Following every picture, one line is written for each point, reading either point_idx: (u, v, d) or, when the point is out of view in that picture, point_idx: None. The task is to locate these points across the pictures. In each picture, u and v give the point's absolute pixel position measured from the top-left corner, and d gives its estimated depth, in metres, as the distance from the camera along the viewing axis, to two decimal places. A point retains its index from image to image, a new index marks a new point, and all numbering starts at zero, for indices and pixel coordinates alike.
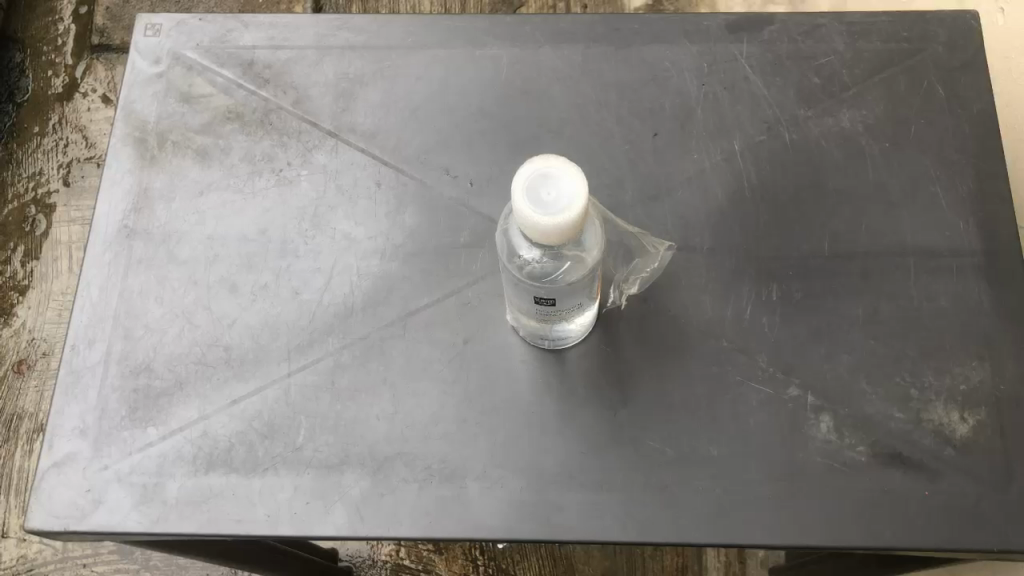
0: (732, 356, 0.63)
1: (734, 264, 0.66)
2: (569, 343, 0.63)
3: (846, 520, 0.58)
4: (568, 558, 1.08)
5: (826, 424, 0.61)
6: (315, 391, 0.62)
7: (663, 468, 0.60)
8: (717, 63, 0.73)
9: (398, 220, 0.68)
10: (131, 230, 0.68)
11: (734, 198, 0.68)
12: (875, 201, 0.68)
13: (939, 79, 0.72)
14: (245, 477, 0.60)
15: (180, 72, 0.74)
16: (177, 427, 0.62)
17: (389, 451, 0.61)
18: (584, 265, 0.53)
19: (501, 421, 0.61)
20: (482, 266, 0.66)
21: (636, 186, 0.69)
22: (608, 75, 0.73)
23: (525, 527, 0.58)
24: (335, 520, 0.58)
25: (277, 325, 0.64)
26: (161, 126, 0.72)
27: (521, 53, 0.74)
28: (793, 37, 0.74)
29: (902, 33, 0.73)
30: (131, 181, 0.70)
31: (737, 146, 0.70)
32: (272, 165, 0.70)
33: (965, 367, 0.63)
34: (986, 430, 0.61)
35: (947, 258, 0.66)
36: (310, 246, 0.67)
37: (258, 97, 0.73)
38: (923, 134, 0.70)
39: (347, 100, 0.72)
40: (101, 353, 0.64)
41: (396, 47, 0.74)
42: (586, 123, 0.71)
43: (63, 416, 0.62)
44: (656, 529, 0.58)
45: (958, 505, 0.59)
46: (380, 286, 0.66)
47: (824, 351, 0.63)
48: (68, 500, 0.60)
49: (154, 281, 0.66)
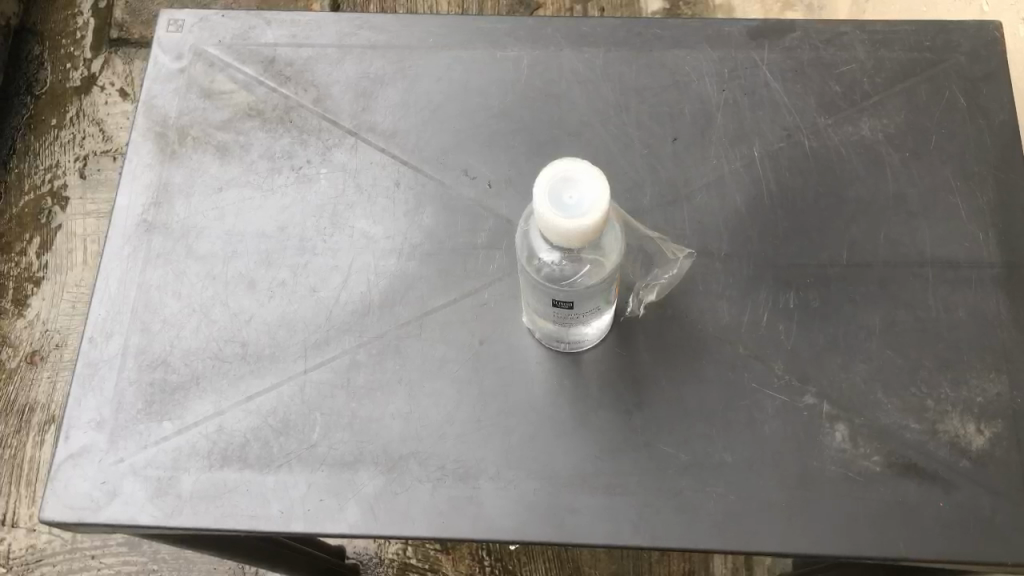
0: (748, 363, 0.63)
1: (752, 271, 0.66)
2: (585, 347, 0.63)
3: (858, 529, 0.58)
4: (575, 560, 1.07)
5: (841, 433, 0.61)
6: (330, 389, 0.63)
7: (678, 473, 0.60)
8: (738, 69, 0.73)
9: (416, 220, 0.68)
10: (149, 224, 0.69)
11: (752, 205, 0.68)
12: (894, 211, 0.68)
13: (961, 89, 0.71)
14: (259, 473, 0.60)
15: (202, 67, 0.74)
16: (193, 421, 0.62)
17: (403, 450, 0.61)
18: (603, 269, 0.53)
19: (515, 422, 0.62)
20: (499, 266, 0.66)
21: (654, 191, 0.69)
22: (628, 78, 0.73)
23: (537, 528, 0.58)
24: (348, 517, 0.59)
25: (294, 322, 0.65)
26: (182, 121, 0.72)
27: (542, 55, 0.74)
28: (815, 46, 0.73)
29: (925, 42, 0.73)
30: (151, 176, 0.70)
31: (757, 152, 0.70)
32: (292, 162, 0.70)
33: (981, 379, 0.62)
34: (1002, 441, 0.61)
35: (966, 269, 0.66)
36: (329, 244, 0.67)
37: (279, 95, 0.73)
38: (945, 143, 0.70)
39: (367, 99, 0.72)
40: (119, 345, 0.65)
41: (417, 48, 0.74)
42: (606, 127, 0.71)
43: (80, 407, 0.63)
44: (668, 535, 0.58)
45: (971, 517, 0.58)
46: (397, 285, 0.66)
47: (841, 360, 0.63)
48: (83, 492, 0.60)
49: (173, 276, 0.67)
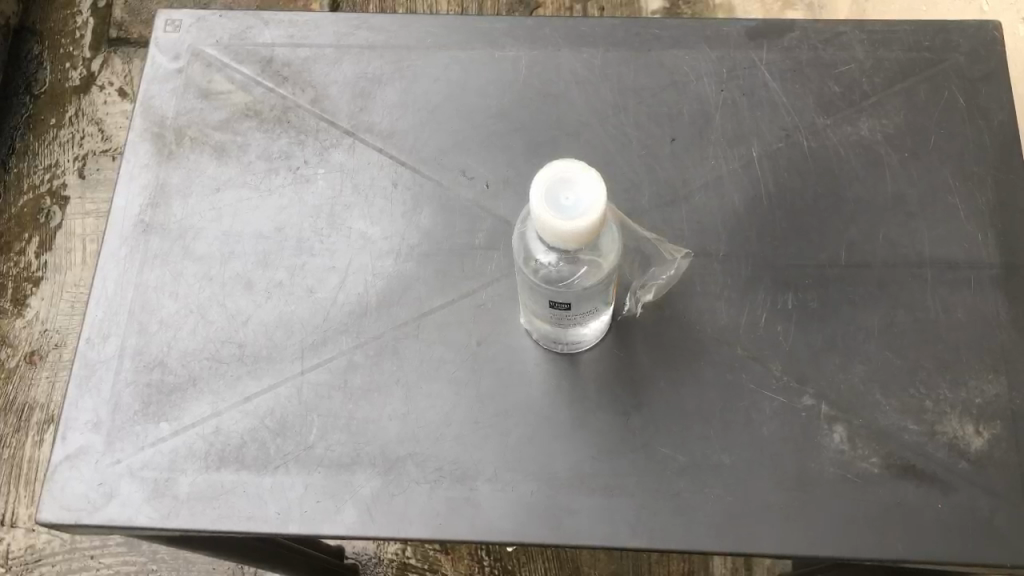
0: (747, 364, 0.63)
1: (750, 271, 0.66)
2: (582, 348, 0.63)
3: (856, 530, 0.58)
4: (574, 560, 1.07)
5: (840, 435, 0.61)
6: (327, 390, 0.62)
7: (676, 474, 0.60)
8: (736, 69, 0.72)
9: (414, 220, 0.68)
10: (147, 225, 0.68)
11: (751, 206, 0.68)
12: (893, 211, 0.67)
13: (961, 89, 0.71)
14: (256, 475, 0.60)
15: (200, 67, 0.74)
16: (190, 423, 0.62)
17: (401, 451, 0.61)
18: (600, 270, 0.53)
19: (513, 423, 0.61)
20: (497, 267, 0.66)
21: (653, 191, 0.68)
22: (627, 78, 0.73)
23: (535, 530, 0.58)
24: (345, 519, 0.59)
25: (291, 323, 0.65)
26: (179, 121, 0.72)
27: (540, 55, 0.73)
28: (814, 46, 0.73)
29: (924, 42, 0.73)
30: (148, 176, 0.70)
31: (756, 152, 0.70)
32: (289, 162, 0.70)
33: (980, 380, 0.62)
34: (1001, 443, 0.60)
35: (965, 269, 0.66)
36: (326, 245, 0.67)
37: (277, 95, 0.73)
38: (944, 143, 0.69)
39: (365, 99, 0.72)
40: (116, 346, 0.64)
41: (415, 48, 0.74)
42: (604, 127, 0.71)
43: (77, 408, 0.63)
44: (666, 537, 0.58)
45: (970, 518, 0.58)
46: (394, 286, 0.66)
47: (839, 360, 0.63)
48: (80, 493, 0.60)
49: (170, 277, 0.67)
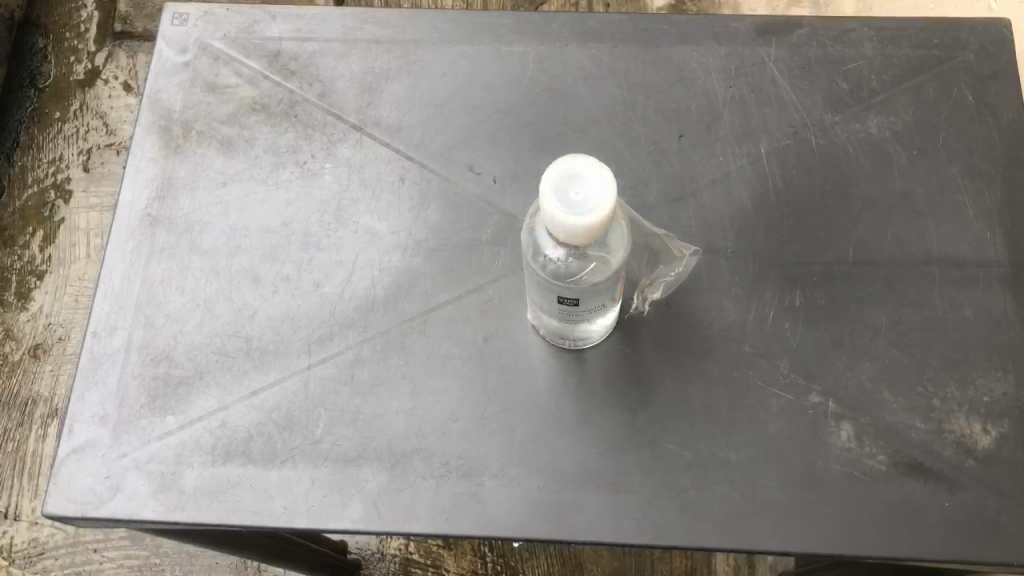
0: (753, 361, 0.63)
1: (757, 269, 0.66)
2: (589, 344, 0.63)
3: (862, 528, 0.58)
4: (577, 557, 1.07)
5: (846, 433, 0.61)
6: (334, 384, 0.62)
7: (682, 471, 0.60)
8: (744, 66, 0.72)
9: (421, 216, 0.68)
10: (153, 219, 0.68)
11: (758, 203, 0.68)
12: (901, 209, 0.67)
13: (969, 87, 0.71)
14: (262, 469, 0.60)
15: (207, 61, 0.74)
16: (196, 417, 0.62)
17: (407, 446, 0.61)
18: (609, 266, 0.52)
19: (519, 419, 0.61)
20: (504, 263, 0.66)
21: (660, 188, 0.68)
22: (635, 74, 0.72)
23: (540, 526, 0.58)
24: (352, 513, 0.59)
25: (298, 317, 0.65)
26: (186, 115, 0.72)
27: (548, 51, 0.73)
28: (823, 42, 0.73)
29: (934, 39, 0.73)
30: (154, 170, 0.70)
31: (763, 149, 0.69)
32: (296, 157, 0.70)
33: (988, 378, 0.62)
34: (1008, 442, 0.60)
35: (973, 268, 0.65)
36: (333, 239, 0.67)
37: (283, 89, 0.73)
38: (952, 141, 0.69)
39: (372, 94, 0.72)
40: (122, 340, 0.64)
41: (422, 43, 0.74)
42: (611, 123, 0.71)
43: (84, 402, 0.63)
44: (672, 533, 0.58)
45: (976, 517, 0.58)
46: (401, 281, 0.66)
47: (846, 359, 0.63)
48: (86, 486, 0.60)
49: (177, 270, 0.67)
